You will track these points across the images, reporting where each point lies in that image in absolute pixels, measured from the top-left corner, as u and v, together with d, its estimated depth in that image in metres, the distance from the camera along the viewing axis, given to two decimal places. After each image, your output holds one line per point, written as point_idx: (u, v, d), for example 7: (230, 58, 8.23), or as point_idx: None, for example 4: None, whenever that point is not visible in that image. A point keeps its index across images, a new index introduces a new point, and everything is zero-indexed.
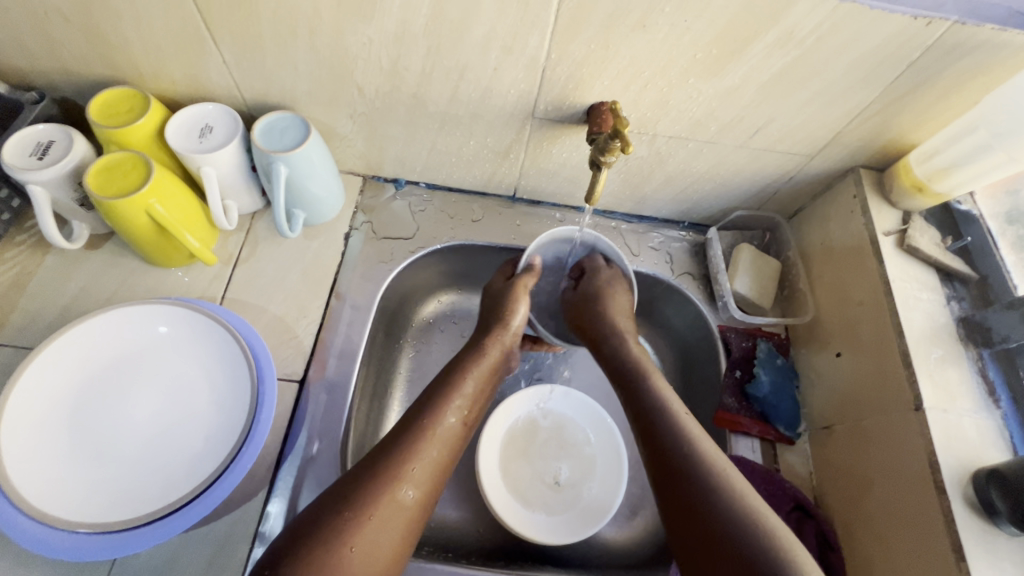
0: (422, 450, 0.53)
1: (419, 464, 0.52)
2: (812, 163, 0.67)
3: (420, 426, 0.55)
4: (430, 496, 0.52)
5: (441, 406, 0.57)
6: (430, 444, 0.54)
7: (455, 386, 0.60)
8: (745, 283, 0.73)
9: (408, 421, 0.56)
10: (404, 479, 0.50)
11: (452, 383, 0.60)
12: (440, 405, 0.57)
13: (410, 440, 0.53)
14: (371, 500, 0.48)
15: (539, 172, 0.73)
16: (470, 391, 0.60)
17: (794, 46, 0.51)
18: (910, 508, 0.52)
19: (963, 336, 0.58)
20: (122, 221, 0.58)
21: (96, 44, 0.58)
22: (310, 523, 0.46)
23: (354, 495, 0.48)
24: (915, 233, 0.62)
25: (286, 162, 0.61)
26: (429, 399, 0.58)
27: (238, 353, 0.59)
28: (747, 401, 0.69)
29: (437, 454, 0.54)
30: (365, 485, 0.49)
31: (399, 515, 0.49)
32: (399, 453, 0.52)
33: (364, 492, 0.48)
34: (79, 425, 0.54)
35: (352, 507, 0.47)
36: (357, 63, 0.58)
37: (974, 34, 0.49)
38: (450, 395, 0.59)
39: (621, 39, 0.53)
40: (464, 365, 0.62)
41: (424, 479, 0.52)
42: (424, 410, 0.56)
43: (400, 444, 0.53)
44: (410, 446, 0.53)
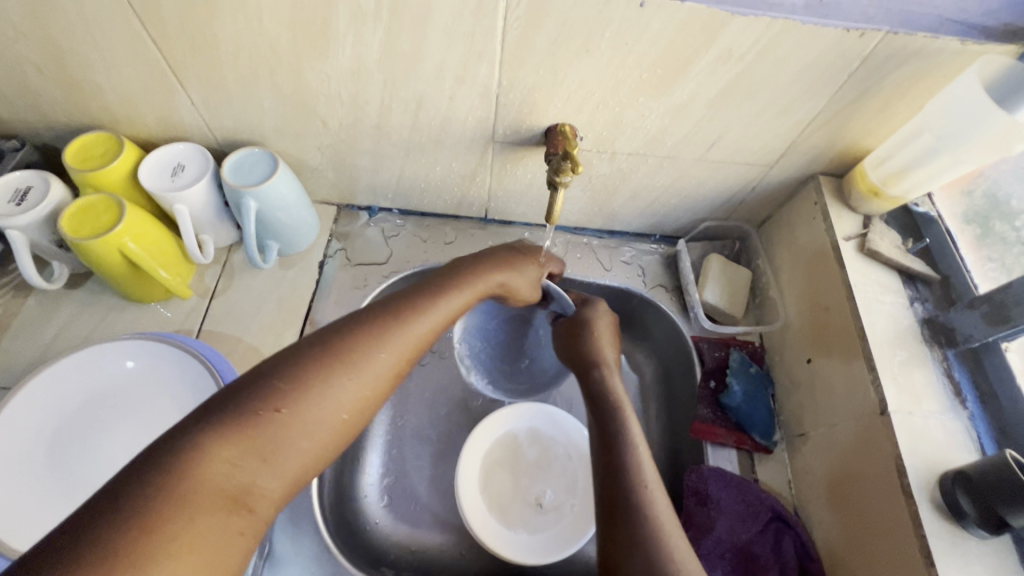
0: (349, 371, 0.45)
1: (396, 337, 0.48)
2: (772, 172, 0.68)
3: (407, 303, 0.51)
4: (411, 359, 0.50)
5: (388, 326, 0.48)
6: (367, 362, 0.46)
7: (454, 281, 0.56)
8: (715, 292, 0.74)
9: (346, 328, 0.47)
10: (379, 349, 0.47)
11: (447, 284, 0.55)
12: (434, 287, 0.54)
13: (393, 311, 0.50)
14: (345, 359, 0.45)
15: (507, 193, 0.75)
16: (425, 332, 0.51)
17: (735, 63, 0.53)
18: (881, 512, 0.52)
19: (927, 338, 0.58)
20: (96, 259, 0.60)
21: (70, 92, 0.61)
22: (286, 361, 0.44)
23: (325, 349, 0.45)
24: (876, 237, 0.63)
25: (255, 197, 0.63)
26: (425, 284, 0.55)
27: (210, 384, 0.60)
28: (722, 411, 0.68)
29: (417, 333, 0.50)
30: (338, 339, 0.46)
31: (371, 371, 0.46)
32: (378, 325, 0.48)
33: (338, 349, 0.45)
34: (54, 462, 0.55)
35: (319, 365, 0.44)
36: (320, 99, 0.61)
37: (908, 42, 0.50)
38: (451, 286, 0.55)
39: (567, 64, 0.54)
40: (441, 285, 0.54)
41: (400, 352, 0.48)
42: (360, 333, 0.47)
43: (297, 378, 0.42)
44: (395, 318, 0.49)
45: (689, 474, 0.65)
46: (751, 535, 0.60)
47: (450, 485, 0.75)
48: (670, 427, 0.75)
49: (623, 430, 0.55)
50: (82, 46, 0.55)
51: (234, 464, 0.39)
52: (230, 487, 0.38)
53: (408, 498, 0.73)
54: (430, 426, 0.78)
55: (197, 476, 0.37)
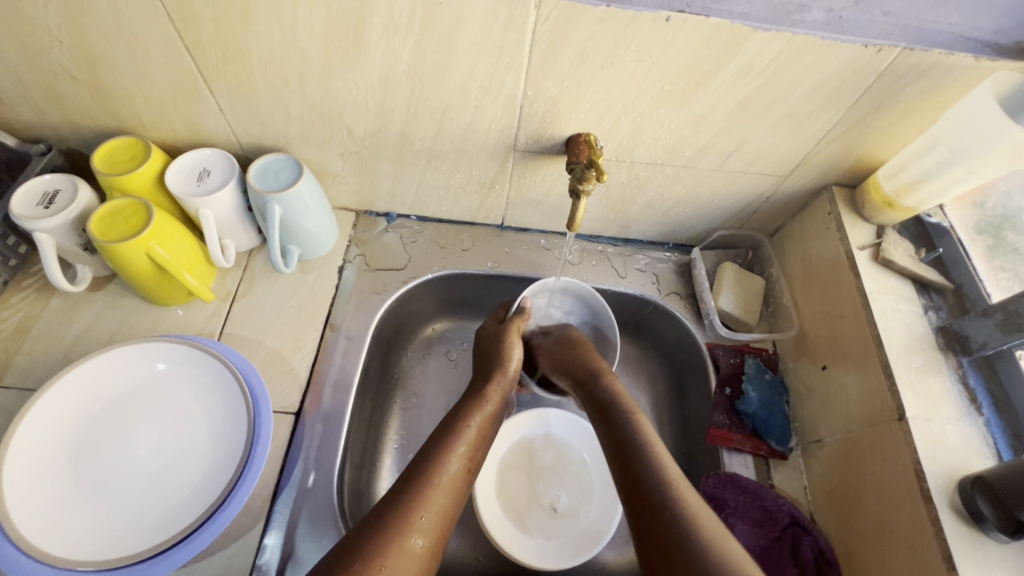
0: (429, 498, 0.52)
1: (429, 514, 0.52)
2: (786, 183, 0.70)
3: (430, 470, 0.55)
4: (440, 536, 0.52)
5: (445, 453, 0.57)
6: (439, 490, 0.54)
7: (459, 433, 0.60)
8: (729, 300, 0.75)
9: (411, 468, 0.55)
10: (412, 528, 0.49)
11: (456, 429, 0.60)
12: (448, 446, 0.58)
13: (418, 487, 0.53)
14: (383, 547, 0.47)
15: (525, 201, 0.76)
16: (473, 437, 0.60)
17: (756, 76, 0.54)
18: (905, 515, 0.52)
19: (942, 345, 0.59)
20: (123, 263, 0.61)
21: (100, 97, 0.62)
22: (361, 528, 0.49)
23: (364, 547, 0.47)
24: (889, 246, 0.64)
25: (280, 202, 0.64)
26: (433, 442, 0.59)
27: (236, 388, 0.60)
28: (738, 417, 0.69)
29: (443, 501, 0.53)
30: (376, 534, 0.48)
31: (410, 567, 0.47)
32: (408, 504, 0.51)
33: (372, 543, 0.47)
34: (77, 463, 0.55)
35: (408, 500, 0.52)
36: (347, 107, 0.62)
37: (923, 58, 0.51)
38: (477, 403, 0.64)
39: (591, 75, 0.56)
40: (466, 410, 0.63)
41: (432, 528, 0.51)
42: (427, 460, 0.56)
43: (397, 510, 0.50)
44: (420, 486, 0.53)
45: (706, 479, 0.65)
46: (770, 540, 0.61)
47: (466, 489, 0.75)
48: (685, 433, 0.75)
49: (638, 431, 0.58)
50: (115, 53, 0.57)
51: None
52: None
53: None
54: None
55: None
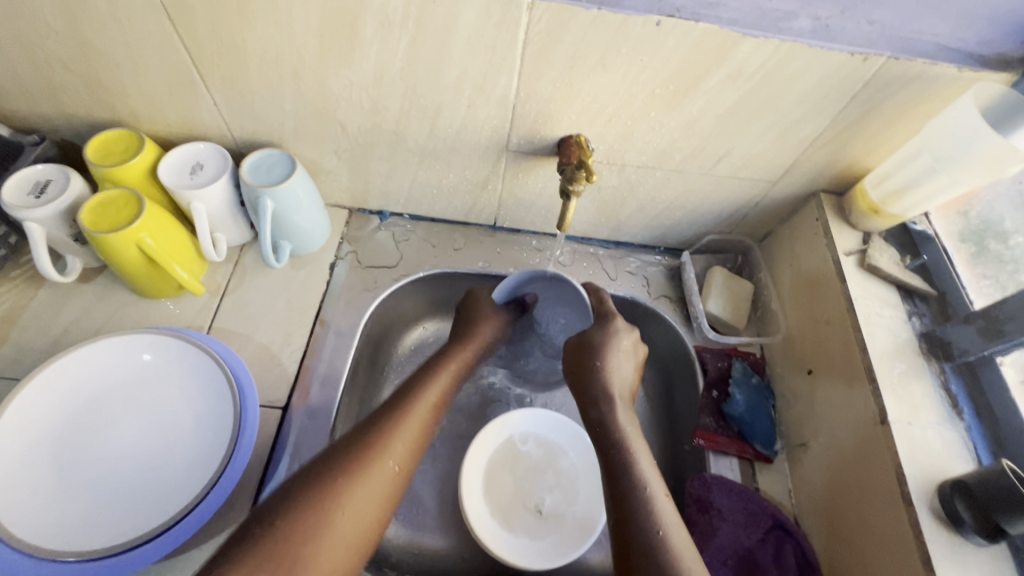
0: (405, 418, 0.57)
1: (404, 436, 0.56)
2: (775, 189, 0.71)
3: (409, 400, 0.59)
4: (413, 455, 0.56)
5: (425, 382, 0.62)
6: (414, 412, 0.58)
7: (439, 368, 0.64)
8: (718, 303, 0.75)
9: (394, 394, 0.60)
10: (389, 447, 0.54)
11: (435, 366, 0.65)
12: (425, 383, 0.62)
13: (395, 409, 0.58)
14: (361, 463, 0.52)
15: (517, 201, 0.77)
16: (450, 373, 0.65)
17: (744, 82, 0.55)
18: (871, 507, 0.54)
19: (925, 351, 0.60)
20: (113, 254, 0.61)
21: (95, 88, 0.63)
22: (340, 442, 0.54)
23: (342, 457, 0.52)
24: (875, 253, 0.65)
25: (272, 197, 0.65)
26: (414, 377, 0.63)
27: (222, 380, 0.60)
28: (725, 420, 0.69)
29: (417, 425, 0.58)
30: (352, 449, 0.52)
31: (383, 481, 0.52)
32: (386, 428, 0.55)
33: (349, 457, 0.52)
34: (58, 453, 0.55)
35: (384, 422, 0.56)
36: (340, 104, 0.62)
37: (908, 68, 0.52)
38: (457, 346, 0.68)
39: (583, 78, 0.56)
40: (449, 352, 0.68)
41: (406, 448, 0.55)
42: (408, 388, 0.61)
43: (375, 427, 0.55)
44: (398, 412, 0.58)
45: (692, 480, 0.66)
46: (753, 543, 0.61)
47: (453, 488, 0.75)
48: (672, 436, 0.76)
49: (633, 470, 0.56)
50: (111, 46, 0.57)
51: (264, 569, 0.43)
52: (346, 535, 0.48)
53: (411, 503, 0.73)
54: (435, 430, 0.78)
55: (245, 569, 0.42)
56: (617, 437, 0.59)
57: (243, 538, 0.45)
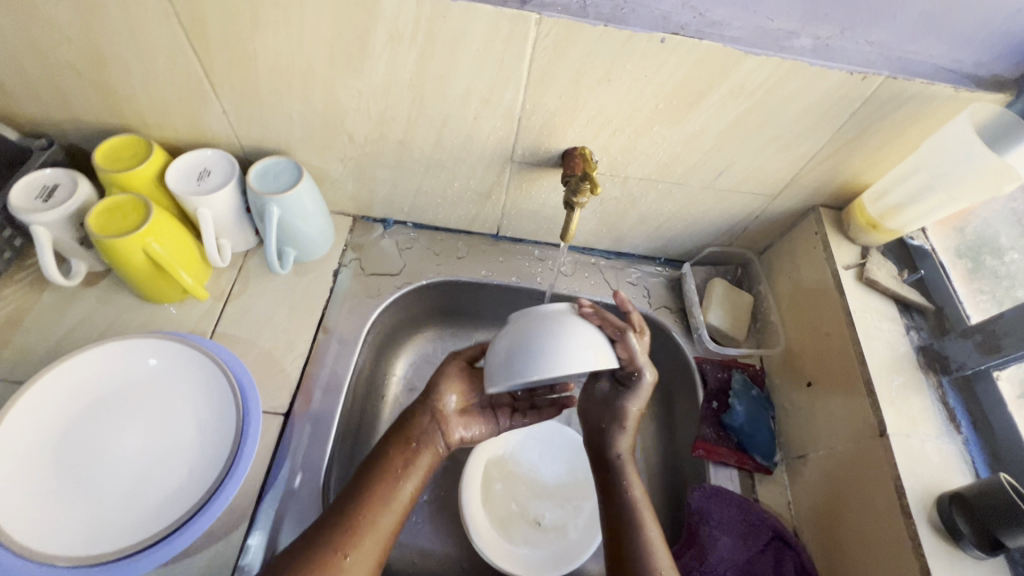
0: (367, 517, 0.53)
1: (364, 533, 0.52)
2: (775, 203, 0.72)
3: (366, 489, 0.55)
4: (376, 553, 0.52)
5: (389, 470, 0.57)
6: (377, 509, 0.54)
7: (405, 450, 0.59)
8: (718, 315, 0.76)
9: (357, 480, 0.56)
10: (343, 550, 0.51)
11: (398, 448, 0.59)
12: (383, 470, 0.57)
13: (356, 503, 0.54)
14: (312, 572, 0.49)
15: (520, 211, 0.77)
16: (416, 458, 0.59)
17: (746, 98, 0.56)
18: (882, 574, 0.52)
19: (923, 364, 0.60)
20: (119, 259, 0.61)
21: (105, 94, 0.63)
22: (297, 545, 0.51)
23: (290, 572, 0.48)
24: (873, 267, 0.66)
25: (278, 204, 0.65)
26: (371, 463, 0.58)
27: (226, 386, 0.60)
28: (724, 431, 0.70)
29: (380, 519, 0.54)
30: (302, 558, 0.49)
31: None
32: (344, 522, 0.52)
33: (300, 567, 0.49)
34: (59, 457, 0.55)
35: (344, 516, 0.53)
36: (348, 114, 0.63)
37: (905, 87, 0.54)
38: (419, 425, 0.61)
39: (588, 92, 0.58)
40: (410, 428, 0.61)
41: (366, 545, 0.52)
42: (371, 476, 0.57)
43: (335, 521, 0.52)
44: (354, 506, 0.54)
45: (693, 491, 0.66)
46: (751, 554, 0.62)
47: (454, 497, 0.75)
48: (672, 446, 0.76)
49: (642, 540, 0.54)
50: (124, 54, 0.58)
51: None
52: None
53: (411, 511, 0.73)
54: None
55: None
56: (634, 523, 0.56)
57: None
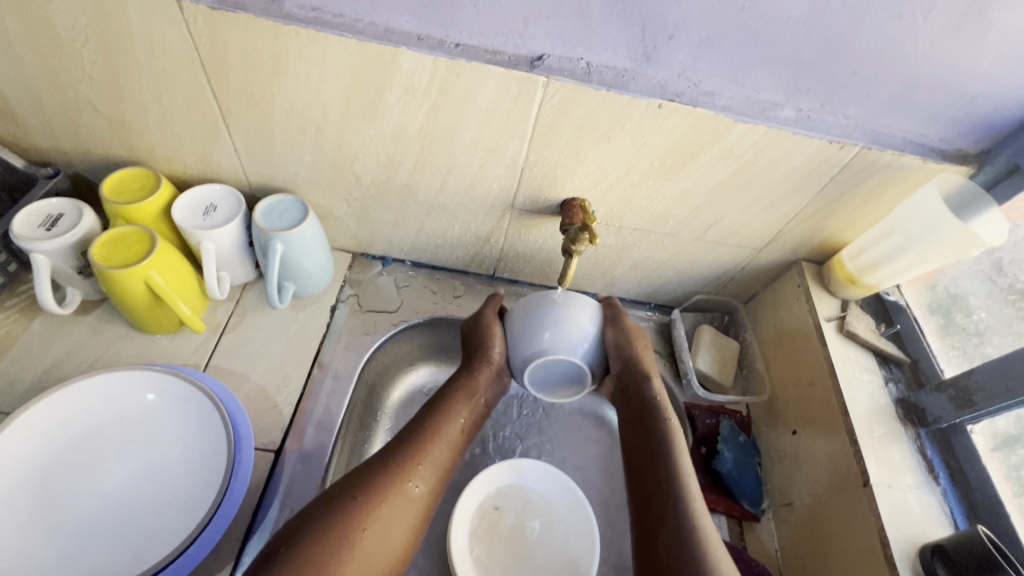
0: (426, 453, 0.59)
1: (426, 464, 0.59)
2: (760, 255, 0.75)
3: (428, 428, 0.62)
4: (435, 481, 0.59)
5: (443, 415, 0.63)
6: (434, 447, 0.60)
7: (455, 399, 0.66)
8: (706, 361, 0.78)
9: (412, 425, 0.62)
10: (412, 474, 0.57)
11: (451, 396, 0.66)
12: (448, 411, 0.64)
13: (418, 439, 0.60)
14: (384, 491, 0.55)
15: (518, 254, 0.80)
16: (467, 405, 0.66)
17: (735, 160, 0.60)
18: None
19: (902, 416, 0.63)
20: (119, 290, 0.61)
21: (119, 128, 0.65)
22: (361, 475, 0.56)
23: (364, 488, 0.55)
24: (853, 320, 0.69)
25: (283, 240, 0.67)
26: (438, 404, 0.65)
27: (217, 420, 0.59)
28: (713, 477, 0.71)
29: (439, 456, 0.61)
30: (375, 478, 0.55)
31: (409, 507, 0.56)
32: (406, 453, 0.59)
33: (375, 484, 0.55)
34: (39, 496, 0.53)
35: (407, 449, 0.59)
36: (358, 157, 0.66)
37: (879, 157, 0.58)
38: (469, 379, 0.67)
39: (588, 149, 0.61)
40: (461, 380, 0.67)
41: (429, 477, 0.58)
42: (428, 418, 0.63)
43: (402, 450, 0.59)
44: (418, 443, 0.60)
45: None
46: None
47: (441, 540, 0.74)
48: None
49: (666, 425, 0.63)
50: (143, 91, 0.60)
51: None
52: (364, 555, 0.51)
53: None
54: None
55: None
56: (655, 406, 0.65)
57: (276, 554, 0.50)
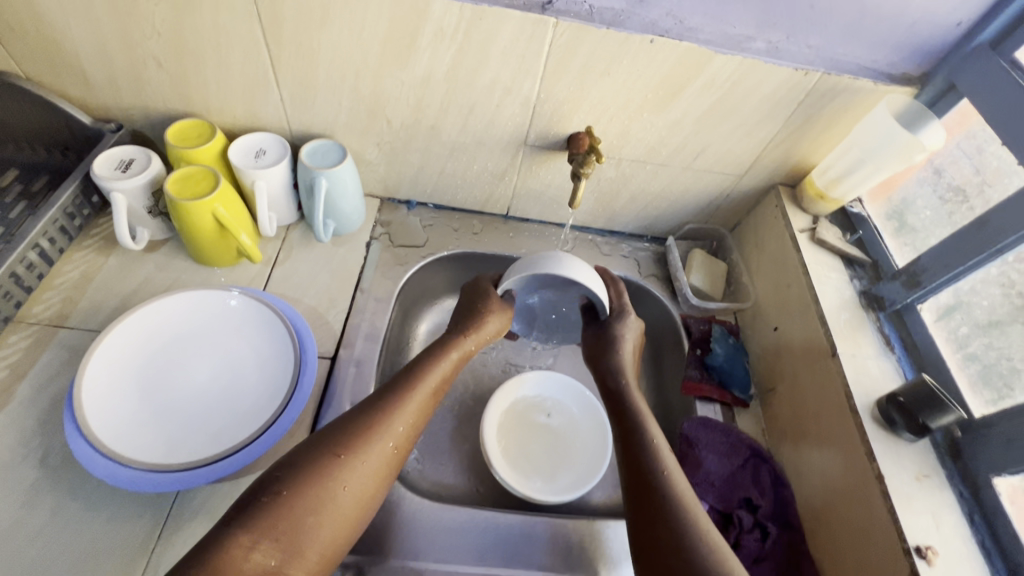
0: (399, 414, 0.61)
1: (397, 425, 0.60)
2: (742, 182, 0.86)
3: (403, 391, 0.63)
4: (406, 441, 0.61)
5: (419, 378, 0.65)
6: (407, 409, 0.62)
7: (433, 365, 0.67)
8: (699, 278, 0.89)
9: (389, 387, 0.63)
10: (384, 436, 0.59)
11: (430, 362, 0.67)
12: (422, 375, 0.65)
13: (393, 400, 0.61)
14: (357, 450, 0.56)
15: (529, 191, 0.90)
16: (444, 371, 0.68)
17: (716, 89, 0.71)
18: (839, 467, 0.65)
19: (864, 304, 0.74)
20: (191, 221, 0.71)
21: (179, 83, 0.74)
22: (341, 429, 0.58)
23: (341, 445, 0.56)
24: (822, 230, 0.80)
25: (327, 177, 0.76)
26: (411, 368, 0.66)
27: (280, 325, 0.69)
28: (707, 372, 0.82)
29: (409, 419, 0.62)
30: (351, 437, 0.57)
31: (379, 465, 0.57)
32: (380, 414, 0.60)
33: (350, 441, 0.57)
34: (142, 389, 0.63)
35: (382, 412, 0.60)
36: (390, 101, 0.75)
37: (837, 81, 0.69)
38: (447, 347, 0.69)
39: (592, 84, 0.71)
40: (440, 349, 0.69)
41: (401, 437, 0.60)
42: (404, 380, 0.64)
43: (377, 411, 0.60)
44: (396, 402, 0.61)
45: (685, 423, 0.76)
46: (735, 467, 0.73)
47: (473, 440, 0.84)
48: (663, 391, 0.88)
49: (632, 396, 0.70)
50: (204, 47, 0.69)
51: (262, 548, 0.47)
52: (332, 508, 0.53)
53: (436, 452, 0.81)
54: (456, 390, 0.88)
55: (229, 558, 0.45)
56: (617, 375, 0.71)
57: (246, 522, 0.48)
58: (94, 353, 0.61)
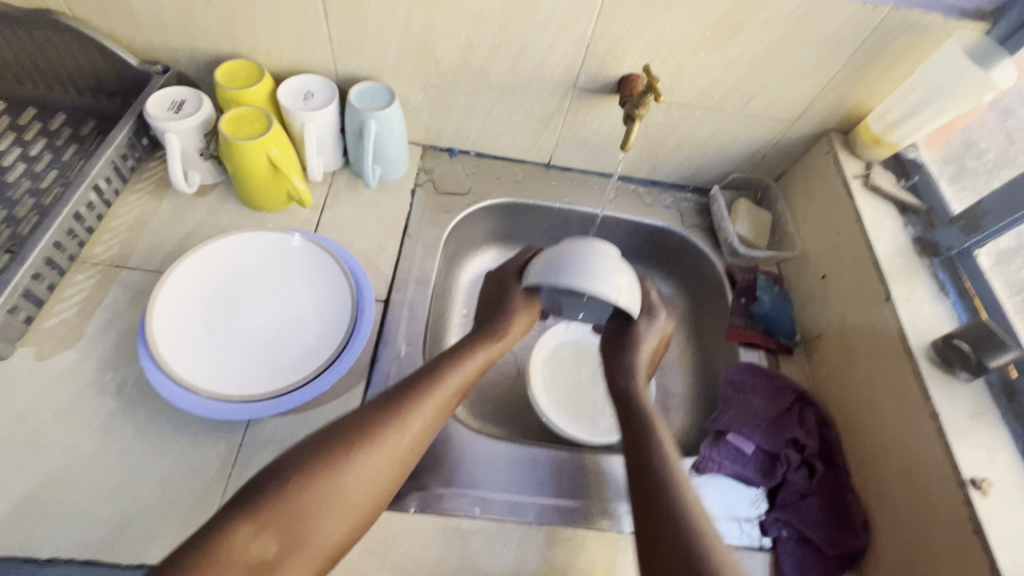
0: (419, 408, 0.56)
1: (417, 417, 0.56)
2: (793, 128, 0.84)
3: (430, 380, 0.59)
4: (424, 438, 0.57)
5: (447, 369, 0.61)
6: (430, 402, 0.57)
7: (463, 358, 0.63)
8: (745, 226, 0.88)
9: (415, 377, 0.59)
10: (401, 428, 0.55)
11: (462, 352, 0.63)
12: (450, 367, 0.61)
13: (415, 390, 0.57)
14: (370, 440, 0.53)
15: (574, 138, 0.88)
16: (474, 365, 0.63)
17: (778, 27, 0.69)
18: (887, 407, 0.66)
19: (918, 250, 0.73)
20: (246, 164, 0.71)
21: (227, 21, 0.72)
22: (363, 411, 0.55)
23: (354, 434, 0.53)
24: (876, 176, 0.79)
25: (376, 120, 0.75)
26: (441, 360, 0.62)
27: (336, 268, 0.71)
28: (752, 320, 0.82)
29: (429, 415, 0.57)
30: (366, 425, 0.54)
31: (392, 458, 0.54)
32: (401, 405, 0.56)
33: (364, 430, 0.53)
34: (207, 325, 0.65)
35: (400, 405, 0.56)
36: (440, 40, 0.74)
37: (907, 16, 0.67)
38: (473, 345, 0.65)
39: (650, 21, 0.69)
40: (476, 341, 0.66)
41: (420, 431, 0.56)
42: (431, 369, 0.60)
43: (399, 400, 0.56)
44: (416, 396, 0.57)
45: (730, 367, 0.76)
46: (783, 409, 0.73)
47: (519, 384, 0.86)
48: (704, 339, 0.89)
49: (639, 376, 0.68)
50: None
51: (263, 537, 0.46)
52: (338, 501, 0.50)
53: (484, 395, 0.83)
54: None
55: (228, 546, 0.44)
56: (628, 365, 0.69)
57: (256, 513, 0.46)
58: (164, 279, 0.65)
